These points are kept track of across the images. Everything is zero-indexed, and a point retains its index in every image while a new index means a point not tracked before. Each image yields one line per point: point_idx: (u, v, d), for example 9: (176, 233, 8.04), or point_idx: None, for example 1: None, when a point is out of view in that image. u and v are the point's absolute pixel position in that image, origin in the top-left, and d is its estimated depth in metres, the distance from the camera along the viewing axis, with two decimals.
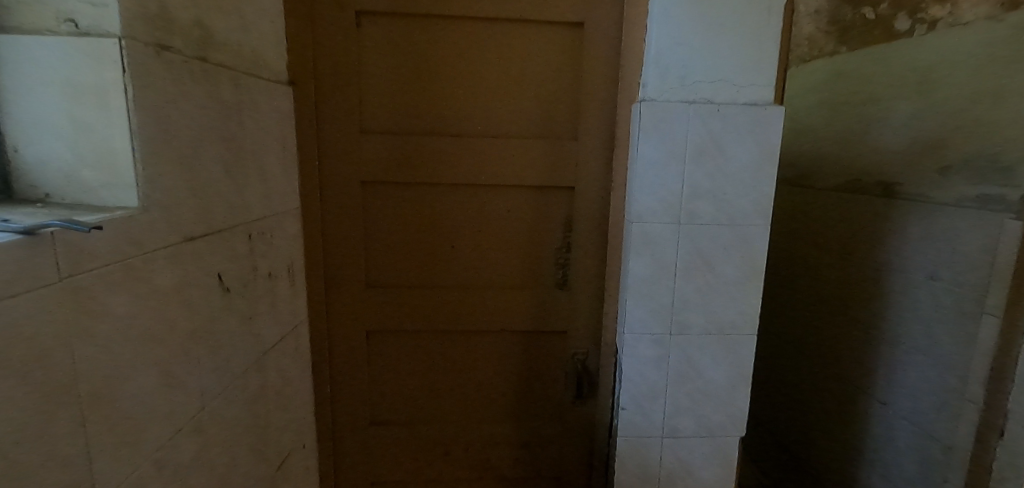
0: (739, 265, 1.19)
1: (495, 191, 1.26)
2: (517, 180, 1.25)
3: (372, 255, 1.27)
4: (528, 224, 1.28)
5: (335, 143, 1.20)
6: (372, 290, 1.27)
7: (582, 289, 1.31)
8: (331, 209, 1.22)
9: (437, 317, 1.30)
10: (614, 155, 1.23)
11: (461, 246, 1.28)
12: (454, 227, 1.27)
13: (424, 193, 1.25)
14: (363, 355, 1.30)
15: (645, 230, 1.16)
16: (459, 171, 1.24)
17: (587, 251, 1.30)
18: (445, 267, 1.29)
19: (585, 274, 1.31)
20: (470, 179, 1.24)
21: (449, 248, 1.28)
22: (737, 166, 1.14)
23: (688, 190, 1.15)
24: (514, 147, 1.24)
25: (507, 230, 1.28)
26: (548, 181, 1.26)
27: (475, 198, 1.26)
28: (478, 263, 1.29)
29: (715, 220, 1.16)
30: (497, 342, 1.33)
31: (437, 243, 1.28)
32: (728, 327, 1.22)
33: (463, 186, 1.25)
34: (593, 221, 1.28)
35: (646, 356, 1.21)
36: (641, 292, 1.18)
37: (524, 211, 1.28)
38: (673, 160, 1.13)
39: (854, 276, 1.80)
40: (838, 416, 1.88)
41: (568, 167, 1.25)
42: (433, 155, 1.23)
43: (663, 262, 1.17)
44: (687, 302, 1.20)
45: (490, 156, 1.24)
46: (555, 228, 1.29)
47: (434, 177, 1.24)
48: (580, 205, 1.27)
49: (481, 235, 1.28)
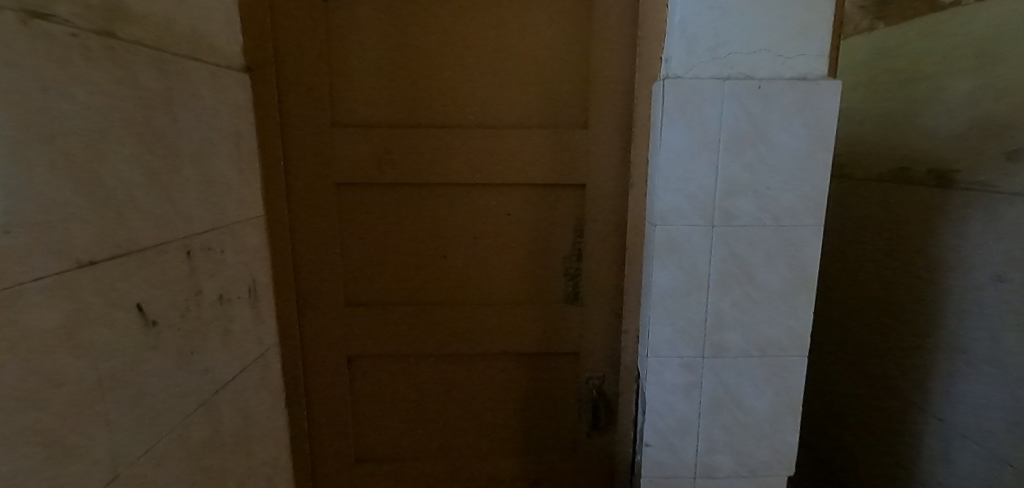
0: (786, 275, 0.99)
1: (492, 190, 1.08)
2: (518, 177, 1.07)
3: (352, 269, 1.09)
4: (531, 229, 1.10)
5: (302, 139, 1.02)
6: (352, 308, 1.10)
7: (595, 304, 1.12)
8: (301, 216, 1.05)
9: (428, 338, 1.12)
10: (633, 145, 1.04)
11: (454, 257, 1.10)
12: (446, 234, 1.09)
13: (411, 196, 1.07)
14: (345, 385, 1.13)
15: (671, 235, 0.97)
16: (449, 168, 1.06)
17: (602, 259, 1.11)
18: (436, 281, 1.11)
19: (598, 287, 1.12)
20: (463, 179, 1.06)
21: (440, 259, 1.10)
22: (782, 156, 0.95)
23: (723, 186, 0.95)
24: (514, 139, 1.05)
25: (508, 237, 1.10)
26: (554, 179, 1.07)
27: (470, 201, 1.08)
28: (475, 276, 1.11)
29: (756, 222, 0.97)
30: (497, 365, 1.15)
31: (427, 254, 1.10)
32: (772, 348, 1.02)
33: (454, 186, 1.07)
34: (609, 224, 1.09)
35: (674, 384, 1.03)
36: (667, 308, 1.00)
37: (527, 214, 1.09)
38: (704, 150, 0.94)
39: (901, 275, 1.55)
40: (881, 434, 1.64)
41: (577, 162, 1.06)
42: (419, 151, 1.04)
43: (693, 273, 0.99)
44: (723, 320, 1.01)
45: (486, 150, 1.05)
46: (563, 233, 1.10)
47: (421, 176, 1.05)
48: (593, 206, 1.08)
49: (478, 244, 1.10)
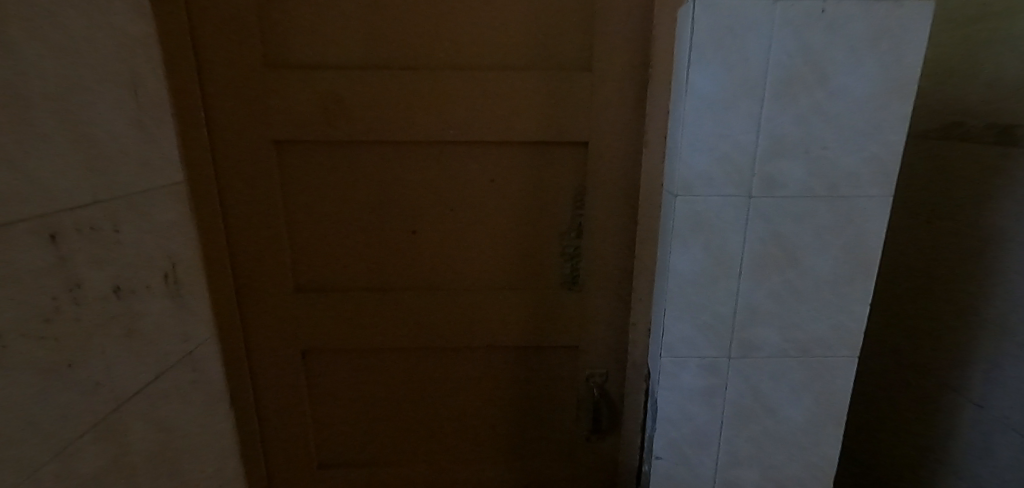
0: (839, 259, 0.79)
1: (471, 150, 0.87)
2: (502, 133, 0.85)
3: (300, 246, 0.90)
4: (519, 199, 0.89)
5: (228, 84, 0.80)
6: (304, 295, 0.91)
7: (598, 290, 0.92)
8: (234, 183, 0.85)
9: (397, 330, 0.93)
10: (650, 92, 0.82)
11: (425, 232, 0.90)
12: (416, 204, 0.89)
13: (369, 157, 0.86)
14: (299, 384, 0.96)
15: (696, 208, 0.77)
16: (415, 121, 0.84)
17: (608, 237, 0.90)
18: (405, 261, 0.91)
19: (601, 268, 0.91)
20: (434, 134, 0.84)
21: (409, 235, 0.90)
22: (846, 106, 0.73)
23: (766, 145, 0.74)
24: (499, 84, 0.83)
25: (492, 209, 0.90)
26: (549, 136, 0.85)
27: (444, 163, 0.87)
28: (452, 255, 0.91)
29: (806, 192, 0.76)
30: (480, 360, 0.97)
31: (393, 230, 0.90)
32: (816, 347, 0.83)
33: (424, 144, 0.86)
34: (615, 193, 0.88)
35: (692, 388, 0.84)
36: (687, 299, 0.81)
37: (514, 180, 0.88)
38: (742, 97, 0.72)
39: (944, 233, 1.22)
40: (903, 422, 1.37)
41: (578, 114, 0.84)
42: (377, 99, 0.82)
43: (722, 255, 0.79)
44: (758, 313, 0.81)
45: (463, 98, 0.83)
46: (560, 202, 0.89)
47: (380, 132, 0.84)
48: (598, 170, 0.87)
49: (455, 216, 0.90)
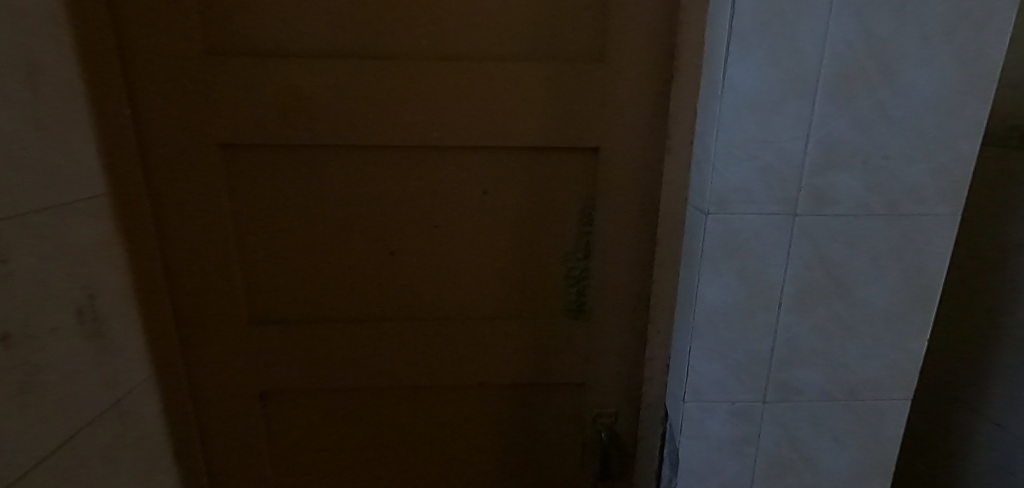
0: (897, 288, 0.67)
1: (460, 156, 0.73)
2: (498, 136, 0.71)
3: (255, 270, 0.75)
4: (516, 213, 0.76)
5: (163, 76, 0.66)
6: (261, 328, 0.77)
7: (607, 320, 0.80)
8: (173, 196, 0.70)
9: (372, 367, 0.79)
10: (674, 89, 0.69)
11: (405, 252, 0.76)
12: (394, 220, 0.75)
13: (338, 165, 0.72)
14: (255, 431, 0.81)
15: (730, 229, 0.64)
16: (392, 121, 0.70)
17: (621, 258, 0.77)
18: (381, 286, 0.77)
19: (613, 295, 0.79)
20: (416, 138, 0.71)
21: (386, 255, 0.76)
22: (914, 107, 0.60)
23: (815, 154, 0.62)
24: (494, 78, 0.69)
25: (484, 226, 0.76)
26: (551, 140, 0.72)
27: (427, 172, 0.73)
28: (437, 279, 0.78)
29: (862, 210, 0.64)
30: (470, 400, 0.83)
31: (367, 251, 0.76)
32: (864, 390, 0.71)
33: (404, 149, 0.72)
34: (631, 207, 0.75)
35: (719, 437, 0.72)
36: (716, 335, 0.68)
37: (510, 192, 0.75)
38: (789, 97, 0.60)
39: None
40: None
41: (587, 115, 0.71)
42: (347, 96, 0.68)
43: (759, 284, 0.66)
44: (799, 351, 0.69)
45: (450, 94, 0.69)
46: (565, 217, 0.76)
47: (351, 135, 0.70)
48: (610, 181, 0.74)
49: (440, 233, 0.76)
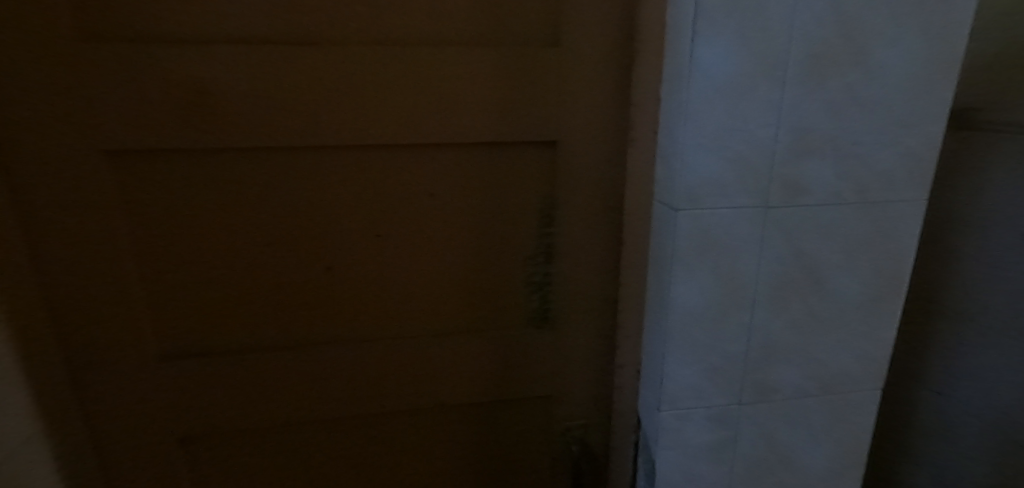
0: (868, 278, 0.65)
1: (402, 155, 0.65)
2: (444, 132, 0.64)
3: (166, 297, 0.65)
4: (468, 217, 0.69)
5: (30, 70, 0.54)
6: (177, 364, 0.66)
7: (574, 327, 0.74)
8: (54, 216, 0.59)
9: (312, 397, 0.70)
10: (636, 76, 0.64)
11: (345, 267, 0.68)
12: (329, 231, 0.66)
13: (259, 171, 0.62)
14: (178, 480, 0.70)
15: (701, 225, 0.60)
16: (320, 118, 0.60)
17: (586, 261, 0.71)
18: (319, 306, 0.69)
19: (579, 300, 0.73)
20: (350, 136, 0.62)
21: (322, 271, 0.67)
22: (882, 89, 0.58)
23: (786, 142, 0.58)
24: (437, 67, 0.61)
25: (434, 233, 0.69)
26: (504, 134, 0.65)
27: (365, 175, 0.65)
28: (383, 294, 0.70)
29: (833, 199, 0.61)
30: (428, 423, 0.76)
31: (301, 268, 0.67)
32: (838, 383, 0.69)
33: (337, 150, 0.63)
34: (594, 205, 0.69)
35: (696, 444, 0.68)
36: (690, 337, 0.64)
37: (461, 193, 0.68)
38: (759, 81, 0.56)
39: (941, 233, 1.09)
40: None
41: (543, 106, 0.65)
42: (265, 89, 0.58)
43: (732, 282, 0.63)
44: (774, 348, 0.66)
45: (388, 86, 0.61)
46: (523, 219, 0.70)
47: (272, 135, 0.60)
48: (571, 177, 0.68)
49: (384, 243, 0.68)
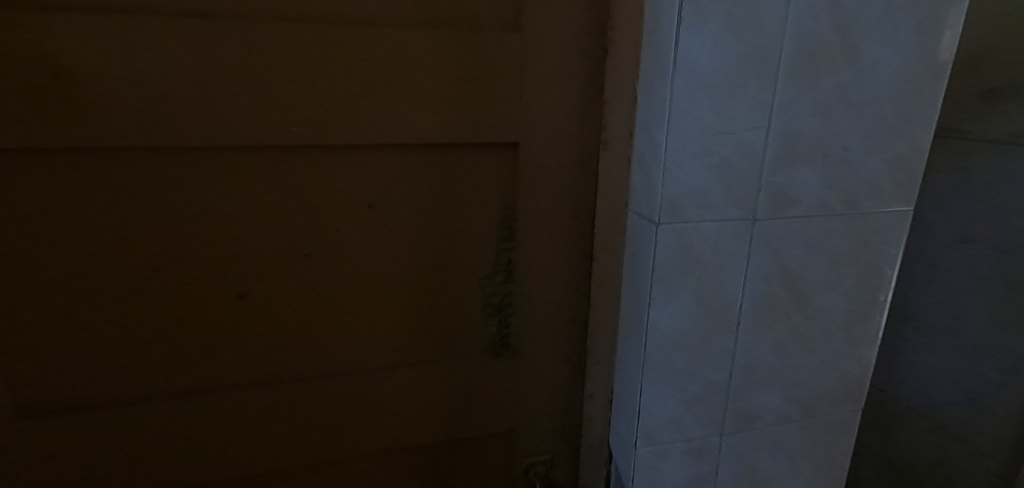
0: (853, 294, 0.60)
1: (334, 160, 0.54)
2: (384, 132, 0.54)
3: (23, 335, 0.51)
4: (415, 231, 0.59)
5: None
6: (43, 418, 0.53)
7: (537, 352, 0.65)
8: None
9: (226, 448, 0.59)
10: (610, 68, 0.56)
11: (262, 293, 0.56)
12: (241, 251, 0.54)
13: (148, 177, 0.50)
14: None
15: (684, 240, 0.53)
16: (230, 113, 0.49)
17: (551, 279, 0.63)
18: (231, 341, 0.57)
19: (544, 321, 0.64)
20: (267, 136, 0.51)
21: (233, 299, 0.55)
22: (874, 91, 0.53)
23: (776, 147, 0.52)
24: (375, 52, 0.51)
25: (374, 249, 0.58)
26: (457, 134, 0.56)
27: (286, 183, 0.54)
28: (311, 324, 0.59)
29: (822, 210, 0.56)
30: (369, 467, 0.65)
31: (206, 295, 0.55)
32: (821, 407, 0.64)
33: (251, 151, 0.52)
34: (561, 215, 0.61)
35: (673, 480, 0.61)
36: (669, 365, 0.57)
37: (405, 204, 0.58)
38: (750, 77, 0.49)
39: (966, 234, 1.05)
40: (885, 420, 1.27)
41: (502, 102, 0.56)
42: (155, 75, 0.47)
43: (715, 303, 0.56)
44: (757, 373, 0.60)
45: (314, 75, 0.50)
46: (479, 232, 0.61)
47: (167, 129, 0.48)
48: (535, 183, 0.59)
49: (310, 264, 0.57)
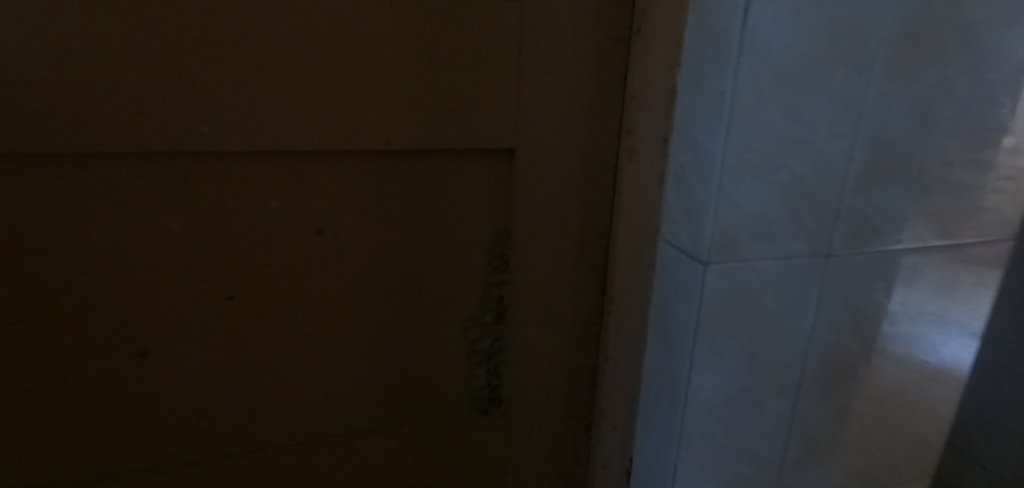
0: (936, 344, 0.48)
1: (292, 174, 0.45)
2: (339, 138, 0.44)
3: None
4: (362, 271, 0.50)
5: None
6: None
7: (535, 398, 0.57)
8: None
9: None
10: (638, 63, 0.45)
11: (167, 350, 0.46)
12: (142, 304, 0.45)
13: (62, 193, 0.40)
14: None
15: (738, 284, 0.40)
16: (133, 117, 0.39)
17: (553, 315, 0.54)
18: (173, 387, 0.48)
19: (546, 365, 0.56)
20: (213, 148, 0.41)
21: (139, 356, 0.46)
22: (987, 88, 0.40)
23: (863, 160, 0.39)
24: (340, 43, 0.41)
25: (343, 276, 0.50)
26: (429, 141, 0.46)
27: (205, 211, 0.44)
28: (243, 377, 0.50)
29: (909, 242, 0.43)
30: None
31: (139, 335, 0.45)
32: (885, 478, 0.52)
33: (156, 172, 0.41)
34: (567, 241, 0.51)
35: None
36: (710, 440, 0.44)
37: (356, 236, 0.49)
38: (836, 65, 0.36)
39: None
40: None
41: (489, 97, 0.46)
42: (20, 55, 0.35)
43: (772, 361, 0.43)
44: (817, 444, 0.48)
45: (245, 69, 0.40)
46: (467, 255, 0.53)
47: (39, 134, 0.37)
48: (535, 203, 0.50)
49: (238, 309, 0.48)
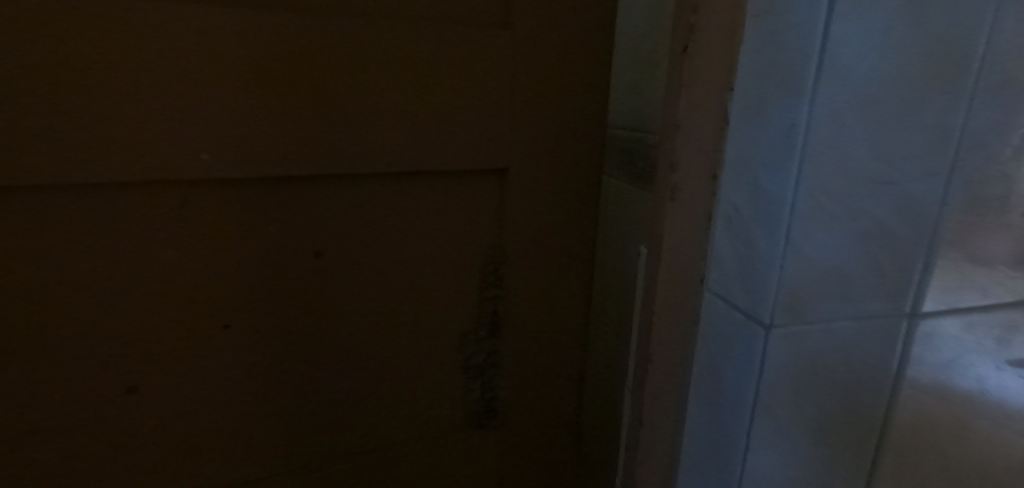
0: None
1: (376, 180, 0.62)
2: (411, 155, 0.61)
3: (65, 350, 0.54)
4: (371, 265, 0.65)
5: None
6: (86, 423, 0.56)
7: (532, 346, 0.78)
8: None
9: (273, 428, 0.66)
10: (689, 81, 0.36)
11: (253, 320, 0.61)
12: (216, 284, 0.58)
13: (211, 197, 0.55)
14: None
15: (806, 350, 0.33)
16: (204, 157, 0.52)
17: (543, 284, 0.76)
18: (277, 340, 0.63)
19: (529, 353, 0.79)
20: (321, 162, 0.57)
21: (229, 326, 0.60)
22: None
23: (959, 204, 0.32)
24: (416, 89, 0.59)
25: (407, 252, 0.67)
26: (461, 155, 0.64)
27: (310, 209, 0.60)
28: (301, 349, 0.64)
29: (1005, 298, 0.36)
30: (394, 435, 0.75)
31: (260, 299, 0.61)
32: None
33: (228, 191, 0.55)
34: (544, 249, 0.74)
35: None
36: None
37: (359, 251, 0.64)
38: (932, 93, 0.29)
39: None
40: None
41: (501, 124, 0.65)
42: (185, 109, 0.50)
43: (841, 438, 0.36)
44: None
45: (320, 110, 0.55)
46: (489, 237, 0.71)
47: (201, 160, 0.52)
48: (532, 203, 0.70)
49: (322, 284, 0.63)
